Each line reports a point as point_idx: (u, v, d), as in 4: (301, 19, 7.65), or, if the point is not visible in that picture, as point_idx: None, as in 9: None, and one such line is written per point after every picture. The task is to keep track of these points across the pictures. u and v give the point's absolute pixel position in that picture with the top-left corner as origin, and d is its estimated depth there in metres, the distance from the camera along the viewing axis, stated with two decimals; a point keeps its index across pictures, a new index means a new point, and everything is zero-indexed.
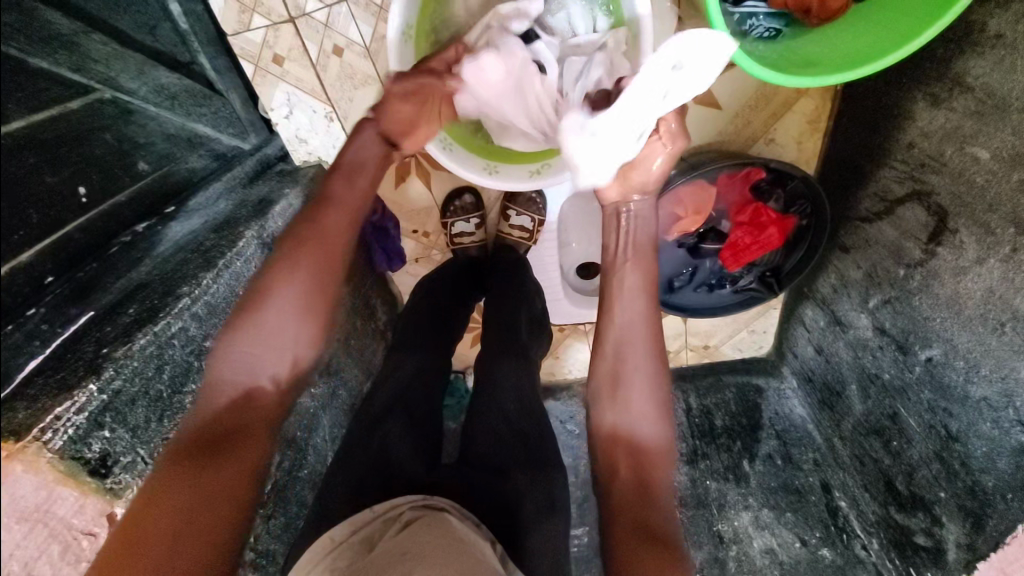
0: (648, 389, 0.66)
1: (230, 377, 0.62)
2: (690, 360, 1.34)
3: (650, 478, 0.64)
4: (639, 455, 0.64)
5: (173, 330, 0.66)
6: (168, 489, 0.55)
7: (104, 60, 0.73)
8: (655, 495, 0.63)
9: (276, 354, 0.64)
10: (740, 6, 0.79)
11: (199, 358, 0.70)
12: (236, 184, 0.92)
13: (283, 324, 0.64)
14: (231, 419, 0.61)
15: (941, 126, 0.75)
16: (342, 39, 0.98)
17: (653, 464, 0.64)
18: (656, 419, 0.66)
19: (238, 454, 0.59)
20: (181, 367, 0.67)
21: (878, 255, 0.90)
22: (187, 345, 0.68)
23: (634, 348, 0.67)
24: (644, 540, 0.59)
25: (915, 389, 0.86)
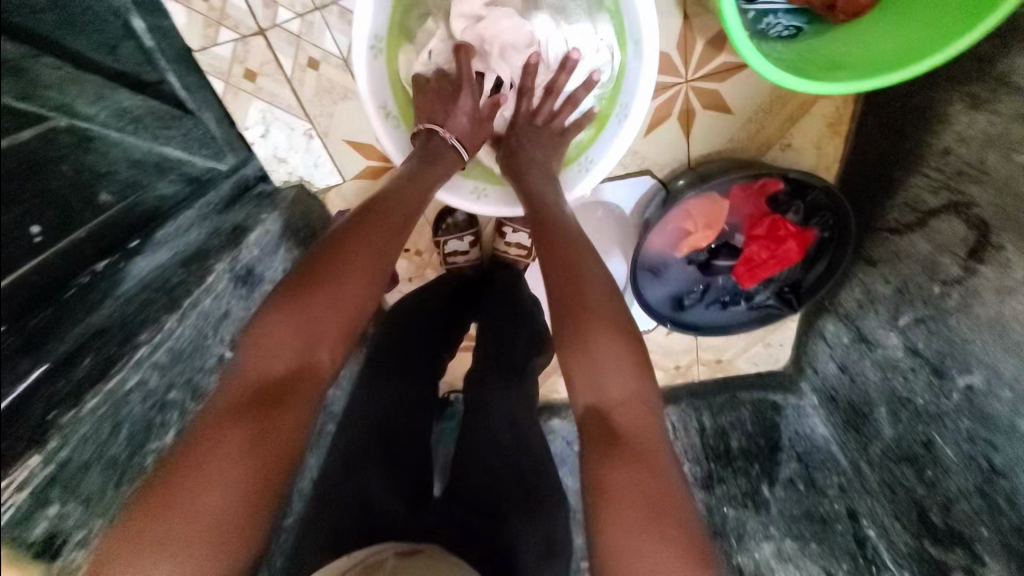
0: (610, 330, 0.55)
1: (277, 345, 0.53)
2: (702, 375, 1.27)
3: (622, 429, 0.52)
4: (602, 403, 0.54)
5: (131, 385, 0.62)
6: (196, 460, 0.46)
7: (57, 84, 0.65)
8: (631, 447, 0.51)
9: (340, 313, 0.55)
10: (754, 3, 0.71)
11: (163, 411, 0.66)
12: (211, 212, 0.86)
13: (349, 284, 0.56)
14: (284, 381, 0.53)
15: (983, 131, 0.67)
16: (317, 51, 0.91)
17: (621, 411, 0.53)
18: (621, 370, 0.54)
19: (283, 421, 0.51)
20: (141, 425, 0.63)
21: (910, 271, 0.82)
22: (147, 398, 0.64)
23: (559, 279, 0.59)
24: (607, 497, 0.48)
25: (953, 417, 0.79)
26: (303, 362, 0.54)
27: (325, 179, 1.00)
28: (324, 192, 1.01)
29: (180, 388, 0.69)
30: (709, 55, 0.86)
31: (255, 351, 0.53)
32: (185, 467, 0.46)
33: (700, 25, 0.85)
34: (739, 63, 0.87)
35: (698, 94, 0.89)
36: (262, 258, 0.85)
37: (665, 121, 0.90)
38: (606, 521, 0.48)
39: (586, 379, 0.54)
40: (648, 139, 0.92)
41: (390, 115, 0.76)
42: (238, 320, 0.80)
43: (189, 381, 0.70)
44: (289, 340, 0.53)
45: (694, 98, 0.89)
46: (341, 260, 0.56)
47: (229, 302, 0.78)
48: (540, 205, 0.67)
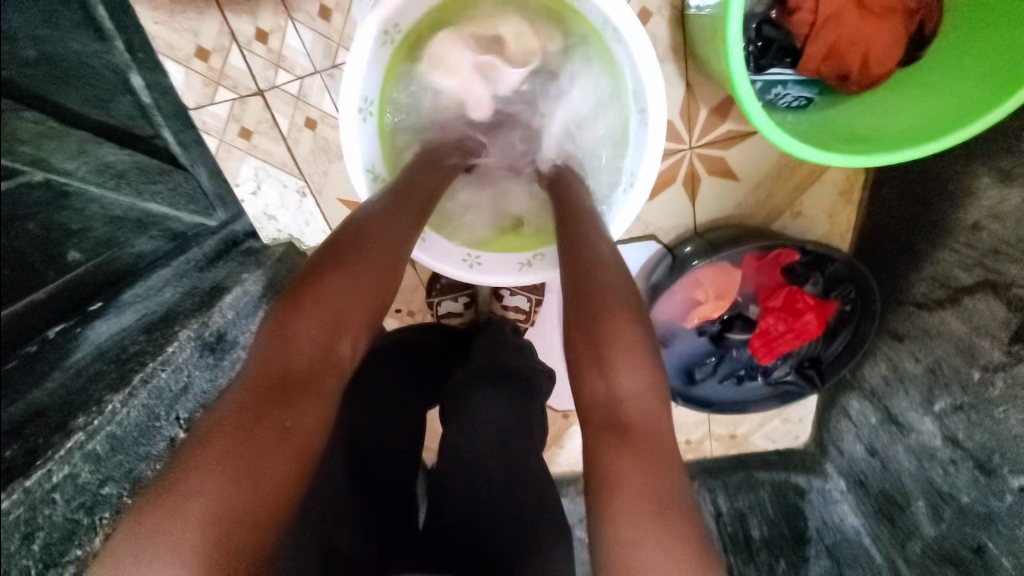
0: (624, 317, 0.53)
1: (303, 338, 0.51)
2: (714, 451, 1.16)
3: (631, 420, 0.49)
4: (609, 391, 0.50)
5: (56, 481, 0.52)
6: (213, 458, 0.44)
7: (32, 139, 0.61)
8: (648, 444, 0.47)
9: (354, 299, 0.54)
10: (763, 74, 0.68)
11: (91, 512, 0.55)
12: (191, 270, 0.82)
13: (364, 273, 0.55)
14: (302, 370, 0.50)
15: (1017, 208, 0.62)
16: (316, 111, 0.89)
17: (630, 400, 0.49)
18: (632, 355, 0.51)
19: (303, 407, 0.48)
20: (62, 530, 0.52)
21: (943, 350, 0.75)
22: (73, 497, 0.53)
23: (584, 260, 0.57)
24: (614, 483, 0.45)
25: (1007, 521, 0.69)
26: (322, 350, 0.51)
27: (316, 239, 0.97)
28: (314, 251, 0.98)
29: (117, 482, 0.58)
30: (714, 123, 0.84)
31: (276, 338, 0.50)
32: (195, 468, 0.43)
33: (702, 91, 0.82)
34: (746, 130, 0.84)
35: (703, 160, 0.85)
36: (236, 322, 0.78)
37: (670, 187, 0.87)
38: (615, 508, 0.44)
39: (595, 363, 0.51)
40: (653, 204, 0.88)
41: (377, 176, 0.69)
42: (200, 395, 0.71)
43: (130, 471, 0.59)
44: (309, 328, 0.51)
45: (698, 164, 0.85)
46: (353, 262, 0.55)
47: (191, 373, 0.70)
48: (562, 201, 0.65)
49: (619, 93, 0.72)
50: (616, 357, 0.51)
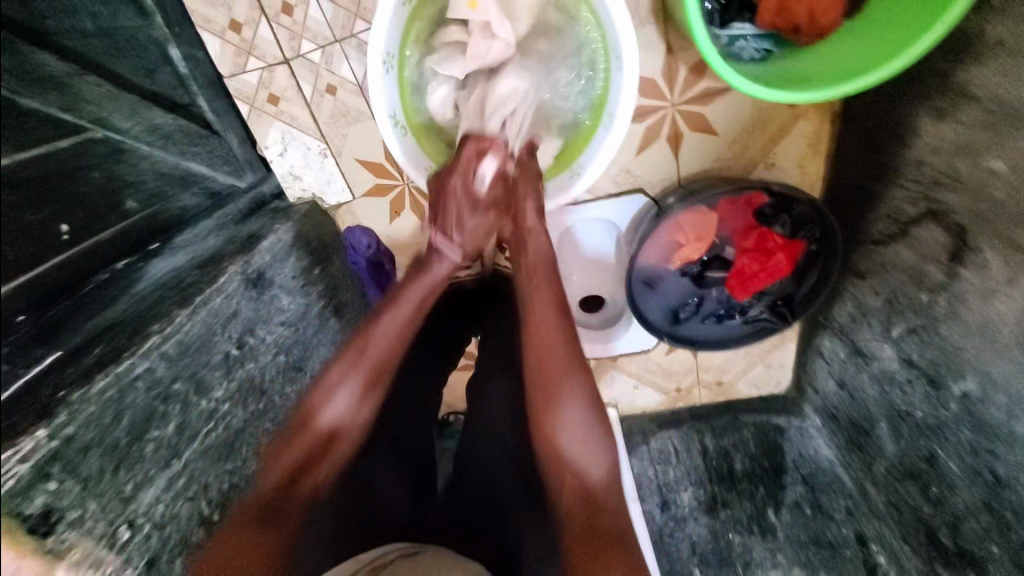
0: (580, 405, 0.62)
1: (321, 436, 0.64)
2: (703, 398, 1.25)
3: (599, 497, 0.61)
4: (581, 476, 0.62)
5: (138, 372, 0.60)
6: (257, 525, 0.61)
7: (96, 100, 0.74)
8: (612, 527, 0.60)
9: (337, 418, 0.65)
10: (727, 29, 0.77)
11: (166, 402, 0.63)
12: (229, 222, 0.92)
13: (345, 401, 0.65)
14: (287, 491, 0.62)
15: (952, 141, 0.71)
16: (335, 78, 0.99)
17: (596, 481, 0.62)
18: (594, 442, 0.62)
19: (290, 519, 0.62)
20: (143, 414, 0.60)
21: (898, 281, 0.83)
22: (153, 387, 0.61)
23: (555, 356, 0.63)
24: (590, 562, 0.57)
25: (952, 428, 0.77)
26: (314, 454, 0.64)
27: (335, 197, 1.07)
28: (335, 208, 1.08)
29: (187, 380, 0.66)
30: (692, 80, 0.92)
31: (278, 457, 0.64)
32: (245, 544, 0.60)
33: (682, 51, 0.91)
34: (721, 88, 0.92)
35: (683, 118, 0.94)
36: (273, 264, 0.87)
37: (652, 143, 0.96)
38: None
39: (562, 437, 0.62)
40: (639, 158, 0.97)
41: (400, 126, 0.75)
42: (249, 324, 0.78)
43: (196, 375, 0.67)
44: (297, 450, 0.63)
45: (680, 121, 0.94)
46: (340, 382, 0.65)
47: (240, 304, 0.77)
48: (528, 271, 0.69)
49: (600, 40, 0.76)
50: (572, 435, 0.62)
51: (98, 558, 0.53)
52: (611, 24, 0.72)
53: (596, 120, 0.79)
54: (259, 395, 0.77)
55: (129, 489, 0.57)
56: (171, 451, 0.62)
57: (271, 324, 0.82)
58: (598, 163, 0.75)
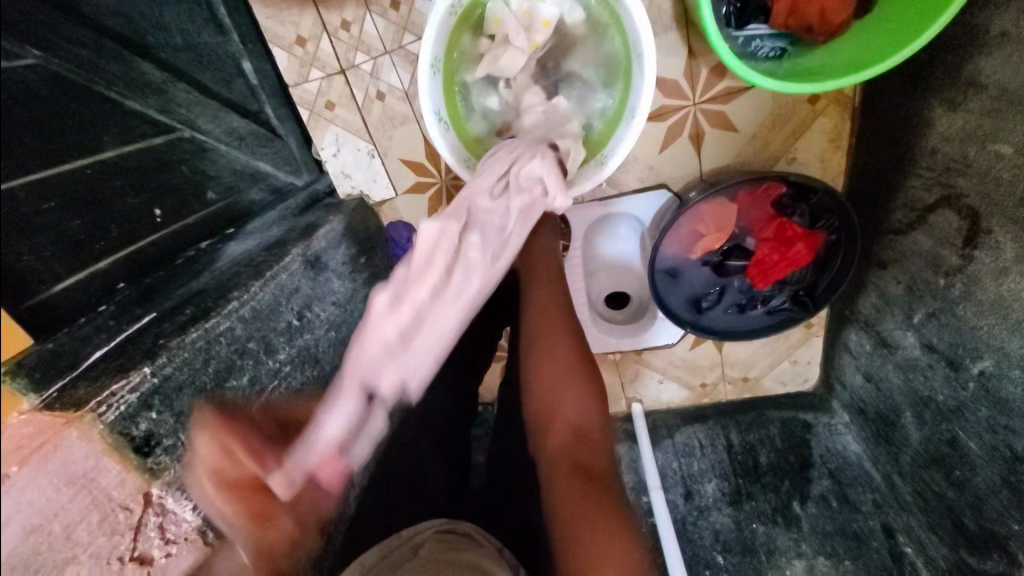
0: (564, 365, 0.78)
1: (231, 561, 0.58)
2: (728, 394, 1.27)
3: (582, 430, 0.74)
4: (566, 414, 0.75)
5: (223, 328, 0.70)
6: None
7: (187, 105, 0.86)
8: (592, 457, 0.72)
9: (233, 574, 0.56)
10: (742, 30, 0.82)
11: (242, 357, 0.73)
12: (289, 214, 1.03)
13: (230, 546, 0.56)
14: None
15: (961, 128, 0.75)
16: (384, 85, 1.09)
17: (577, 419, 0.75)
18: (575, 388, 0.76)
19: None
20: (228, 364, 0.70)
21: (917, 268, 0.86)
22: (232, 343, 0.71)
23: (547, 317, 0.82)
24: (572, 489, 0.67)
25: (972, 408, 0.79)
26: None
27: (381, 194, 1.17)
28: (380, 205, 1.18)
29: (259, 340, 0.76)
30: (712, 82, 0.98)
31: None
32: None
33: (704, 55, 0.97)
34: (739, 87, 0.98)
35: (704, 116, 1.00)
36: (327, 249, 0.96)
37: (675, 141, 1.02)
38: (567, 504, 0.66)
39: (550, 378, 0.77)
40: (662, 155, 1.03)
41: (443, 121, 0.83)
42: (308, 297, 0.88)
43: (266, 337, 0.77)
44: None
45: (701, 119, 1.01)
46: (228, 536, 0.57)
47: (301, 280, 0.87)
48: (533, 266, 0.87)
49: (620, 39, 0.82)
50: (562, 389, 0.76)
51: (185, 483, 0.62)
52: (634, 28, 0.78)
53: (620, 113, 0.85)
54: (315, 363, 0.86)
55: None
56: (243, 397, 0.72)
57: (324, 302, 0.91)
58: (625, 149, 0.82)
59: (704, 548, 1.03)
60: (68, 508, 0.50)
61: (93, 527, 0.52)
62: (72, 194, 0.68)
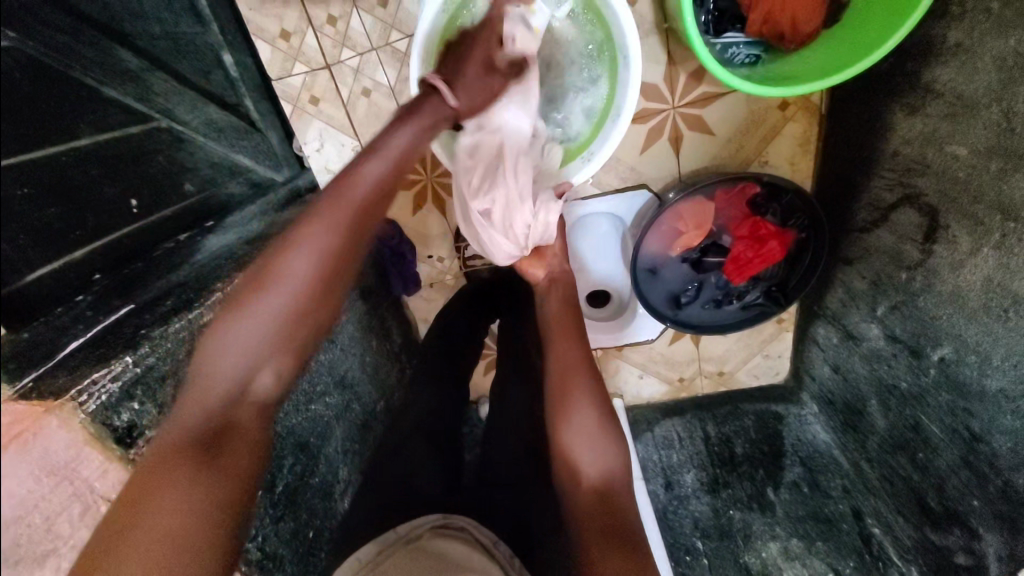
0: (594, 424, 0.76)
1: (218, 373, 0.60)
2: (705, 388, 1.30)
3: (614, 496, 0.73)
4: (598, 479, 0.74)
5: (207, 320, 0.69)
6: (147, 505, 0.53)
7: (164, 93, 0.83)
8: (622, 525, 0.71)
9: (242, 357, 0.60)
10: (720, 37, 0.86)
11: None
12: (269, 209, 0.98)
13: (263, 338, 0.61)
14: (215, 426, 0.59)
15: (920, 132, 0.81)
16: (370, 82, 1.09)
17: (608, 481, 0.74)
18: (604, 447, 0.75)
19: (220, 462, 0.58)
20: None
21: (881, 263, 0.92)
22: None
23: (575, 372, 0.78)
24: (606, 553, 0.67)
25: (933, 393, 0.84)
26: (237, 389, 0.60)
27: None
28: None
29: None
30: (691, 86, 1.02)
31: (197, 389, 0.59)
32: (129, 499, 0.53)
33: (683, 61, 1.01)
34: (716, 91, 1.03)
35: (683, 118, 1.04)
36: None
37: (655, 142, 1.06)
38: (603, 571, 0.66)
39: (579, 437, 0.74)
40: (644, 156, 1.07)
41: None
42: None
43: None
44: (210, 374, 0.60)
45: (680, 121, 1.04)
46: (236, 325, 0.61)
47: None
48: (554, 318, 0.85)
49: (608, 41, 0.85)
50: (590, 447, 0.75)
51: None
52: (624, 31, 0.81)
53: (605, 113, 0.87)
54: None
55: None
56: None
57: None
58: (605, 150, 0.85)
59: (683, 535, 1.07)
60: (50, 499, 0.49)
61: (75, 518, 0.52)
62: (63, 179, 0.65)
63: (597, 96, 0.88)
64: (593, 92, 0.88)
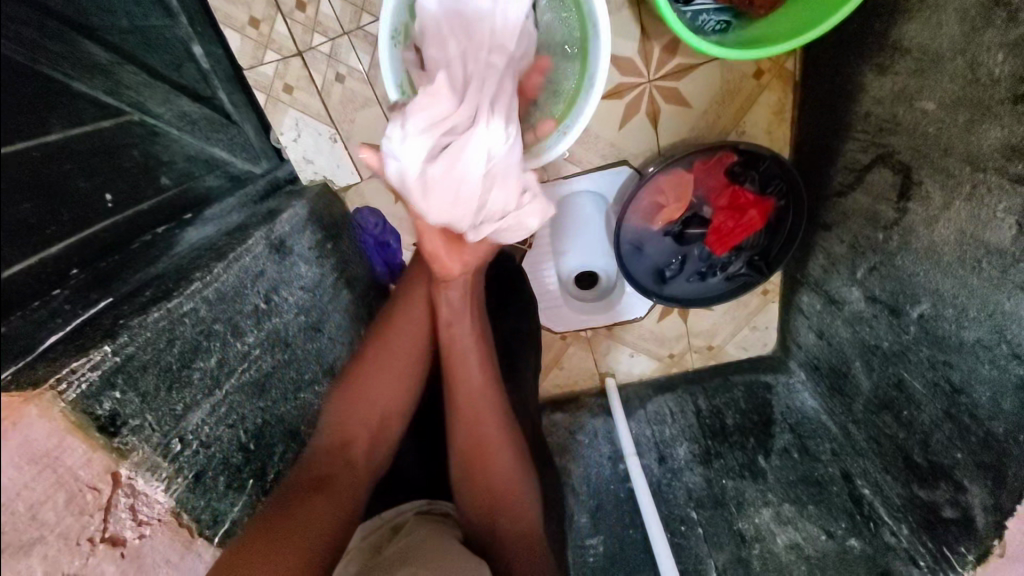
0: (500, 450, 0.80)
1: (343, 422, 0.82)
2: (696, 362, 1.31)
3: (523, 523, 0.79)
4: (511, 509, 0.79)
5: (186, 310, 0.69)
6: (259, 552, 0.62)
7: (134, 87, 0.83)
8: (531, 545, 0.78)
9: (365, 415, 0.83)
10: (690, 5, 0.86)
11: (208, 338, 0.72)
12: (248, 201, 0.99)
13: (369, 398, 0.84)
14: (327, 462, 0.78)
15: (890, 90, 0.82)
16: (344, 67, 1.08)
17: (518, 509, 0.80)
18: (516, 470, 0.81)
19: (314, 505, 0.71)
20: (193, 345, 0.69)
21: (858, 226, 0.93)
22: (197, 324, 0.70)
23: (480, 402, 0.81)
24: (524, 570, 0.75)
25: (913, 349, 0.85)
26: (355, 437, 0.81)
27: (346, 179, 1.17)
28: (344, 190, 1.17)
29: (225, 323, 0.75)
30: (665, 59, 1.02)
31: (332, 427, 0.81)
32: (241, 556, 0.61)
33: (656, 33, 1.01)
34: (690, 63, 1.03)
35: (659, 92, 1.04)
36: (293, 234, 0.95)
37: (632, 118, 1.06)
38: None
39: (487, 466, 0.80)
40: (622, 132, 1.07)
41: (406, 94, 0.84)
42: (274, 282, 0.87)
43: (233, 320, 0.76)
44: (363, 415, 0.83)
45: (656, 95, 1.04)
46: (368, 383, 0.84)
47: (266, 264, 0.86)
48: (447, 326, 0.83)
49: (575, 10, 0.84)
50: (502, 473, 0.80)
51: (154, 464, 0.62)
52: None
53: (579, 85, 0.87)
54: (285, 347, 0.86)
55: (180, 408, 0.66)
56: (214, 380, 0.72)
57: (292, 287, 0.91)
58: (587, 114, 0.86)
59: (678, 506, 1.07)
60: (32, 489, 0.47)
61: (60, 507, 0.50)
62: (39, 174, 0.63)
63: (569, 65, 0.87)
64: (563, 63, 0.87)
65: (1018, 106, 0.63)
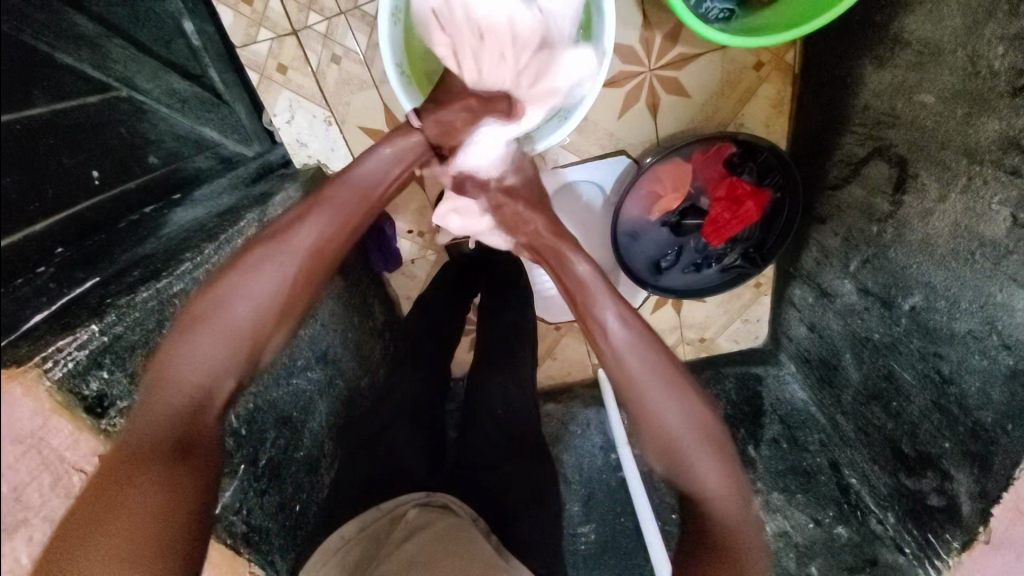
0: (674, 423, 0.63)
1: (184, 369, 0.57)
2: (688, 354, 1.32)
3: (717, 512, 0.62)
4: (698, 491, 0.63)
5: (177, 290, 0.67)
6: (110, 520, 0.52)
7: (121, 61, 0.80)
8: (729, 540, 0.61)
9: (221, 352, 0.58)
10: None
11: None
12: (239, 183, 0.96)
13: (229, 331, 0.59)
14: (182, 420, 0.56)
15: (889, 83, 0.83)
16: (340, 49, 1.06)
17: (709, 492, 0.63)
18: (702, 454, 0.63)
19: (184, 474, 0.56)
20: None
21: (853, 219, 0.94)
22: None
23: (641, 365, 0.64)
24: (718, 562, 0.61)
25: (904, 341, 0.86)
26: (213, 380, 0.58)
27: (340, 164, 1.14)
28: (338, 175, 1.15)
29: None
30: (666, 48, 1.02)
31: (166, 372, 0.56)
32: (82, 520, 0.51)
33: (658, 21, 1.00)
34: (691, 53, 1.02)
35: (659, 81, 1.04)
36: None
37: (632, 107, 1.05)
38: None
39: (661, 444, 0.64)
40: (622, 121, 1.06)
41: (404, 75, 0.83)
42: None
43: None
44: (216, 352, 0.58)
45: (657, 84, 1.04)
46: (232, 305, 0.59)
47: None
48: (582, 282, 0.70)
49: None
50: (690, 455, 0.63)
51: None
52: None
53: None
54: None
55: None
56: None
57: None
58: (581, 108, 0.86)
59: None
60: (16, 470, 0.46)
61: (46, 488, 0.48)
62: (24, 147, 0.61)
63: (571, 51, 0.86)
64: None
65: (1016, 100, 0.64)
